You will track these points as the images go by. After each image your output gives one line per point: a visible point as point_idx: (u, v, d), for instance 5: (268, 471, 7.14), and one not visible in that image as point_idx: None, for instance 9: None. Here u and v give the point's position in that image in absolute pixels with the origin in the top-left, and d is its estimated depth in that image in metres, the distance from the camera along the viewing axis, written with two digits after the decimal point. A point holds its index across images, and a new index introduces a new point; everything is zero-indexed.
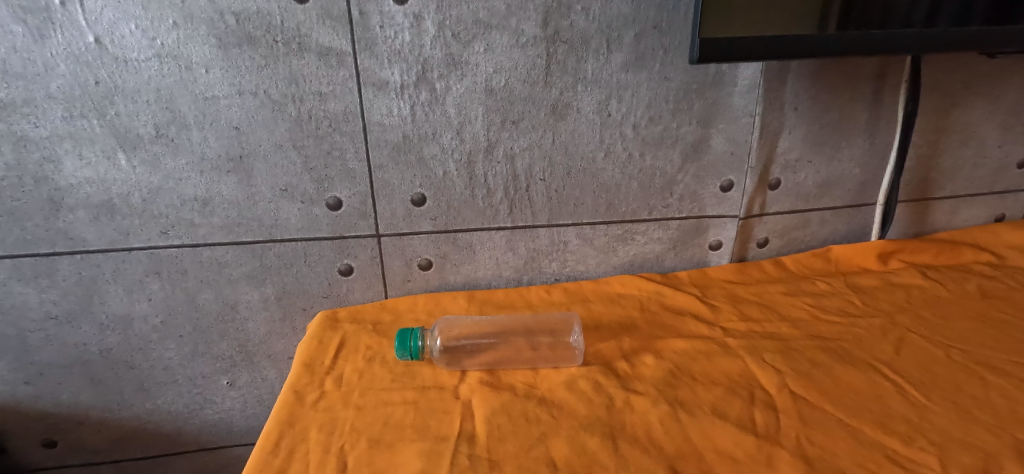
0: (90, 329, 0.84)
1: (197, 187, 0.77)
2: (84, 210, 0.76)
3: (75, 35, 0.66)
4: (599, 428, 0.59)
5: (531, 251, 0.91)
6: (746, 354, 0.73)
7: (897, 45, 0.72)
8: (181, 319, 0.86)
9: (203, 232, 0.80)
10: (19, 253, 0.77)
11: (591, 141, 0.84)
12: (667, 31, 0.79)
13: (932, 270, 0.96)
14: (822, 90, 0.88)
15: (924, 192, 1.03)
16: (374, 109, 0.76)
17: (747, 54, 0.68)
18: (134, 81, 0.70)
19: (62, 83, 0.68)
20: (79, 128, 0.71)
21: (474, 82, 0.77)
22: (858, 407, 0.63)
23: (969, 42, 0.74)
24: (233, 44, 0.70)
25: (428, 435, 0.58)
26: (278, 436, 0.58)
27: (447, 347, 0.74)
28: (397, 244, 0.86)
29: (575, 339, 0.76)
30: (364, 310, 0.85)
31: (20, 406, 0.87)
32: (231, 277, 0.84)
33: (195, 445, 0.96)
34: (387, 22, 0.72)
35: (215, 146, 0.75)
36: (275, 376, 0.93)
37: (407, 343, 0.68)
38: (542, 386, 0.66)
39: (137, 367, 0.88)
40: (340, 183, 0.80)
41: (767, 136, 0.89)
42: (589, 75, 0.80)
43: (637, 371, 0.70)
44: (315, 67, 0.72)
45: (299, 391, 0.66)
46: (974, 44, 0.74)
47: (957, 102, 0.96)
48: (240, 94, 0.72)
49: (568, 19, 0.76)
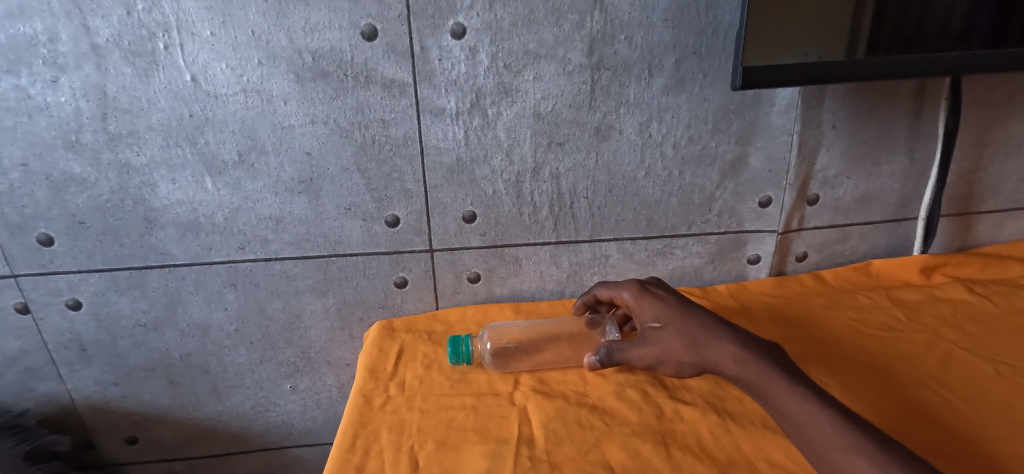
0: (172, 335, 0.92)
1: (272, 206, 0.85)
2: (174, 228, 0.84)
3: (175, 74, 0.74)
4: (651, 435, 0.63)
5: (574, 265, 0.96)
6: (820, 376, 0.74)
7: (922, 67, 0.75)
8: (252, 327, 0.93)
9: (275, 247, 0.88)
10: (116, 266, 0.86)
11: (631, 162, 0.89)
12: (706, 56, 0.83)
13: (978, 284, 0.96)
14: (860, 108, 0.90)
15: (968, 206, 1.02)
16: (432, 133, 0.83)
17: (788, 80, 0.72)
18: (222, 113, 0.77)
19: (162, 117, 0.77)
20: (173, 156, 0.79)
21: (523, 107, 0.83)
22: (918, 412, 0.66)
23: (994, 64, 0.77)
24: (309, 79, 0.77)
25: (490, 438, 0.63)
26: (353, 436, 0.63)
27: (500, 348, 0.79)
28: (448, 258, 0.92)
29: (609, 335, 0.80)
30: (417, 320, 0.91)
31: (108, 405, 0.96)
32: (297, 288, 0.91)
33: (258, 445, 1.04)
34: (446, 55, 0.78)
35: (289, 170, 0.82)
36: (333, 381, 1.00)
37: (458, 349, 0.75)
38: (593, 395, 0.70)
39: (211, 370, 0.96)
40: (398, 202, 0.87)
41: (806, 154, 0.92)
42: (631, 99, 0.84)
43: (684, 381, 0.73)
44: (380, 97, 0.79)
45: (366, 395, 0.71)
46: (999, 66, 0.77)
47: (999, 117, 0.96)
48: (313, 123, 0.80)
49: (612, 47, 0.80)
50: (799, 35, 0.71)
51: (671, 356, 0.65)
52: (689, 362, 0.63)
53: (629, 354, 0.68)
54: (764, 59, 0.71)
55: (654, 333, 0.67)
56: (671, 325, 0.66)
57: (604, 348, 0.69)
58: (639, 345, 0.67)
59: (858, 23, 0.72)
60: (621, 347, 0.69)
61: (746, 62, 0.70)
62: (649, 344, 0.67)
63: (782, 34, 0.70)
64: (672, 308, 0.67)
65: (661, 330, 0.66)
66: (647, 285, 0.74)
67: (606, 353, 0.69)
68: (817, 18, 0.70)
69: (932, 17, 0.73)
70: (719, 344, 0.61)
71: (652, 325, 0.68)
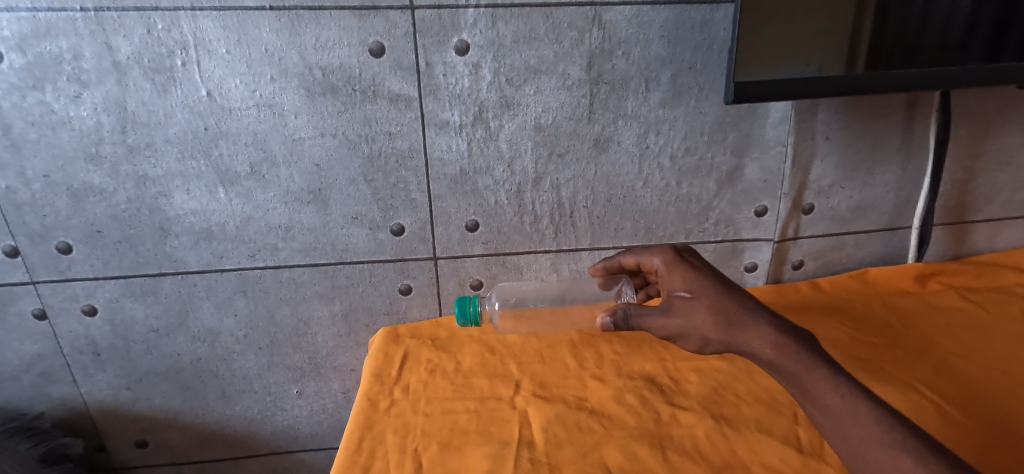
0: (184, 340, 0.95)
1: (282, 215, 0.88)
2: (187, 236, 0.87)
3: (191, 89, 0.78)
4: (648, 438, 0.64)
5: (574, 273, 0.98)
6: None
7: (925, 82, 0.78)
8: (261, 333, 0.96)
9: (284, 255, 0.90)
10: (131, 273, 0.89)
11: (629, 172, 0.91)
12: (702, 71, 0.86)
13: (973, 292, 0.97)
14: (853, 120, 0.93)
15: (961, 216, 1.04)
16: (436, 145, 0.86)
17: (797, 93, 0.75)
18: (235, 126, 0.81)
19: (178, 130, 0.80)
20: (188, 167, 0.83)
21: (524, 120, 0.86)
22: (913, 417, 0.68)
23: (994, 77, 0.80)
24: (319, 93, 0.80)
25: (492, 440, 0.65)
26: (359, 438, 0.66)
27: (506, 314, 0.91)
28: (452, 266, 0.95)
29: (625, 296, 0.86)
30: (421, 326, 0.93)
31: (120, 409, 0.98)
32: (305, 295, 0.94)
33: (265, 449, 1.06)
34: (450, 70, 0.81)
35: (299, 180, 0.86)
36: (339, 386, 1.02)
37: (467, 310, 0.76)
38: (592, 400, 0.72)
39: (220, 375, 0.98)
40: (403, 212, 0.90)
41: (800, 165, 0.94)
42: (629, 112, 0.87)
43: (682, 386, 0.75)
44: (387, 111, 0.83)
45: (372, 398, 0.74)
46: (999, 78, 0.80)
47: (990, 129, 0.98)
48: (322, 135, 0.83)
49: (611, 62, 0.84)
50: (804, 49, 0.74)
51: (698, 331, 0.62)
52: (717, 339, 0.61)
53: (648, 322, 0.65)
54: (774, 72, 0.74)
55: (683, 303, 0.64)
56: (704, 298, 0.63)
57: (623, 312, 0.65)
58: (664, 315, 0.64)
59: (860, 36, 0.75)
60: (641, 312, 0.65)
61: (757, 75, 0.74)
62: (676, 314, 0.64)
63: (787, 51, 0.74)
64: (709, 282, 0.64)
65: (693, 302, 0.63)
66: (682, 256, 0.71)
67: (624, 316, 0.64)
68: (822, 33, 0.74)
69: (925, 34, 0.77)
70: (757, 328, 0.58)
71: (682, 294, 0.65)
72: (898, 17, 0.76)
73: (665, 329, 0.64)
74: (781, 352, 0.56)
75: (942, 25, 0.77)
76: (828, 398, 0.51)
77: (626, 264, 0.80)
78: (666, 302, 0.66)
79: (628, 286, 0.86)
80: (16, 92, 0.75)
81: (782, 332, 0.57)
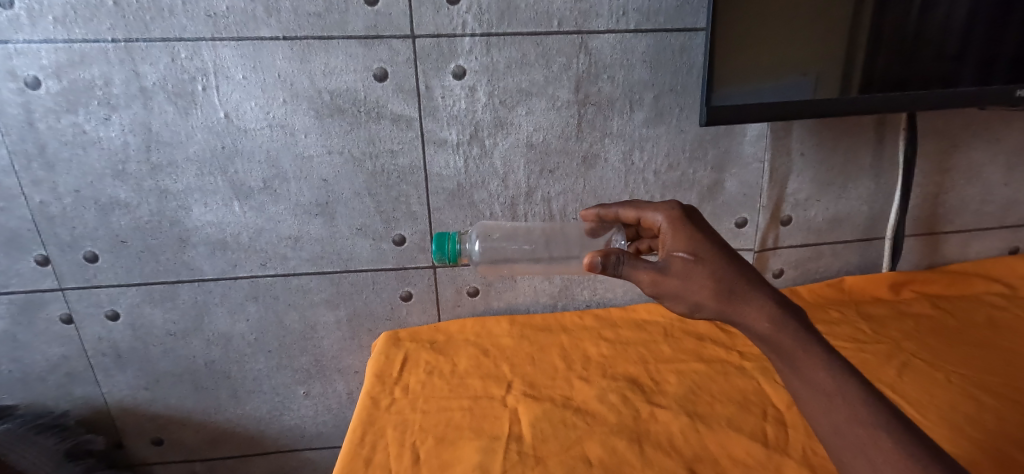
0: (199, 343, 1.01)
1: (292, 227, 0.94)
2: (204, 246, 0.94)
3: (211, 111, 0.85)
4: (627, 433, 0.70)
5: (565, 281, 1.04)
6: None
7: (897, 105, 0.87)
8: (270, 336, 1.02)
9: (293, 264, 0.97)
10: (152, 281, 0.95)
11: (613, 165, 0.95)
12: (682, 92, 0.92)
13: (942, 300, 1.02)
14: (826, 138, 0.99)
15: (934, 227, 1.10)
16: (435, 162, 0.92)
17: (779, 115, 0.84)
18: (250, 145, 0.88)
19: (198, 148, 0.87)
20: (206, 183, 0.90)
21: (517, 139, 0.92)
22: None
23: (963, 99, 0.89)
24: (327, 115, 0.87)
25: (483, 435, 0.71)
26: (362, 432, 0.71)
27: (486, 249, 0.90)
28: (450, 274, 1.01)
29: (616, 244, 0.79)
30: (420, 330, 0.99)
31: (138, 408, 1.05)
32: (312, 301, 1.00)
33: (273, 447, 1.12)
34: (448, 93, 0.88)
35: (308, 194, 0.92)
36: (343, 388, 1.08)
37: (444, 246, 0.75)
38: (577, 398, 0.78)
39: (232, 376, 1.04)
40: (404, 223, 0.96)
41: (777, 179, 1.00)
42: (615, 131, 0.93)
43: (661, 387, 0.80)
44: (389, 130, 0.89)
45: (374, 397, 0.80)
46: (967, 101, 0.89)
47: (957, 145, 1.04)
48: (330, 153, 0.90)
49: (597, 85, 0.90)
50: (798, 70, 0.83)
51: (693, 296, 0.50)
52: (712, 308, 0.50)
53: (641, 277, 0.52)
54: (766, 93, 0.83)
55: (685, 265, 0.51)
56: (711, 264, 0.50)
57: (615, 256, 0.52)
58: (660, 273, 0.51)
59: (857, 55, 0.84)
60: (636, 263, 0.52)
61: (743, 99, 0.82)
62: (673, 275, 0.51)
63: (772, 78, 0.82)
64: (720, 244, 0.52)
65: (699, 263, 0.51)
66: (693, 209, 0.58)
67: (616, 262, 0.51)
68: (809, 58, 0.83)
69: (897, 63, 0.86)
70: (758, 298, 0.49)
71: (685, 254, 0.52)
72: (890, 38, 0.84)
73: (656, 288, 0.52)
74: (779, 326, 0.47)
75: (932, 43, 0.85)
76: (821, 377, 0.44)
77: (626, 218, 0.67)
78: (665, 260, 0.52)
79: (620, 233, 0.77)
80: (52, 115, 0.82)
81: (779, 303, 0.49)
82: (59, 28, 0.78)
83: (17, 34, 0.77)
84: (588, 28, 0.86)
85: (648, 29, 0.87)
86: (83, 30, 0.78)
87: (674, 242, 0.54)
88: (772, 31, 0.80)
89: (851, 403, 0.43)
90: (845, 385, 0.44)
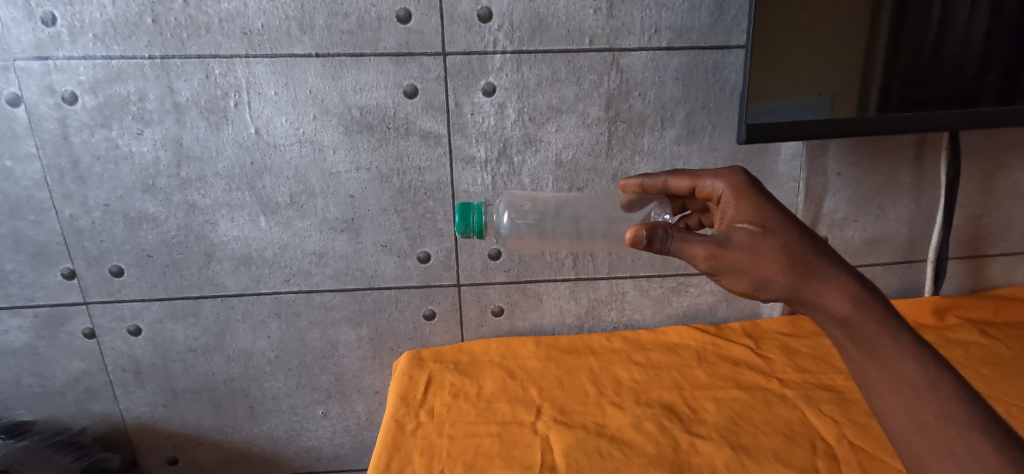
0: (219, 360, 0.99)
1: (317, 243, 0.93)
2: (229, 261, 0.93)
3: (241, 127, 0.85)
4: (667, 466, 0.66)
5: (592, 301, 1.01)
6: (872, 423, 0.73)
7: (910, 125, 0.84)
8: (291, 354, 1.00)
9: (317, 280, 0.96)
10: (175, 295, 0.94)
11: None
12: (714, 110, 0.90)
13: (991, 327, 0.97)
14: (863, 157, 0.96)
15: (977, 249, 1.05)
16: (463, 179, 0.91)
17: (795, 134, 0.81)
18: (279, 160, 0.87)
19: (228, 164, 0.87)
20: (234, 198, 0.89)
21: (546, 155, 0.91)
22: None
23: (984, 120, 0.85)
24: (356, 131, 0.87)
25: (515, 464, 0.67)
26: (388, 459, 0.68)
27: (514, 225, 0.79)
28: (474, 292, 0.99)
29: (656, 218, 0.74)
30: (443, 350, 0.96)
31: (155, 425, 1.03)
32: (334, 319, 0.98)
33: (289, 469, 1.09)
34: (477, 110, 0.87)
35: (334, 211, 0.91)
36: (362, 408, 1.05)
37: (469, 219, 0.67)
38: (611, 426, 0.75)
39: (251, 394, 1.02)
40: (430, 240, 0.95)
41: (813, 198, 0.97)
42: (645, 148, 0.92)
43: (700, 416, 0.77)
44: (418, 146, 0.89)
45: (398, 420, 0.76)
46: (988, 121, 0.85)
47: (1001, 165, 1.00)
48: (357, 169, 0.89)
49: (628, 102, 0.89)
50: (814, 89, 0.81)
51: (759, 271, 0.46)
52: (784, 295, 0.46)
53: (694, 252, 0.48)
54: (780, 110, 0.81)
55: (749, 236, 0.48)
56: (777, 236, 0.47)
57: (663, 229, 0.48)
58: (719, 247, 0.48)
59: (876, 72, 0.82)
60: (687, 237, 0.48)
61: (757, 117, 0.80)
62: (734, 247, 0.48)
63: (787, 97, 0.80)
64: (785, 218, 0.49)
65: (765, 235, 0.47)
66: (756, 181, 0.54)
67: (663, 236, 0.48)
68: (823, 77, 0.81)
69: (914, 82, 0.83)
70: (838, 280, 0.45)
71: (748, 226, 0.49)
72: (909, 54, 0.82)
73: (713, 263, 0.48)
74: (877, 313, 0.43)
75: (952, 60, 0.83)
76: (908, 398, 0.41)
77: (676, 188, 0.63)
78: (724, 233, 0.49)
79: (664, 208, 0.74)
80: (86, 129, 0.83)
81: (876, 291, 0.45)
82: (97, 44, 0.79)
83: (58, 51, 0.78)
84: (620, 45, 0.85)
85: (680, 46, 0.86)
86: (121, 47, 0.79)
87: (736, 214, 0.51)
88: (791, 48, 0.78)
89: (955, 400, 0.39)
90: (952, 387, 0.40)
